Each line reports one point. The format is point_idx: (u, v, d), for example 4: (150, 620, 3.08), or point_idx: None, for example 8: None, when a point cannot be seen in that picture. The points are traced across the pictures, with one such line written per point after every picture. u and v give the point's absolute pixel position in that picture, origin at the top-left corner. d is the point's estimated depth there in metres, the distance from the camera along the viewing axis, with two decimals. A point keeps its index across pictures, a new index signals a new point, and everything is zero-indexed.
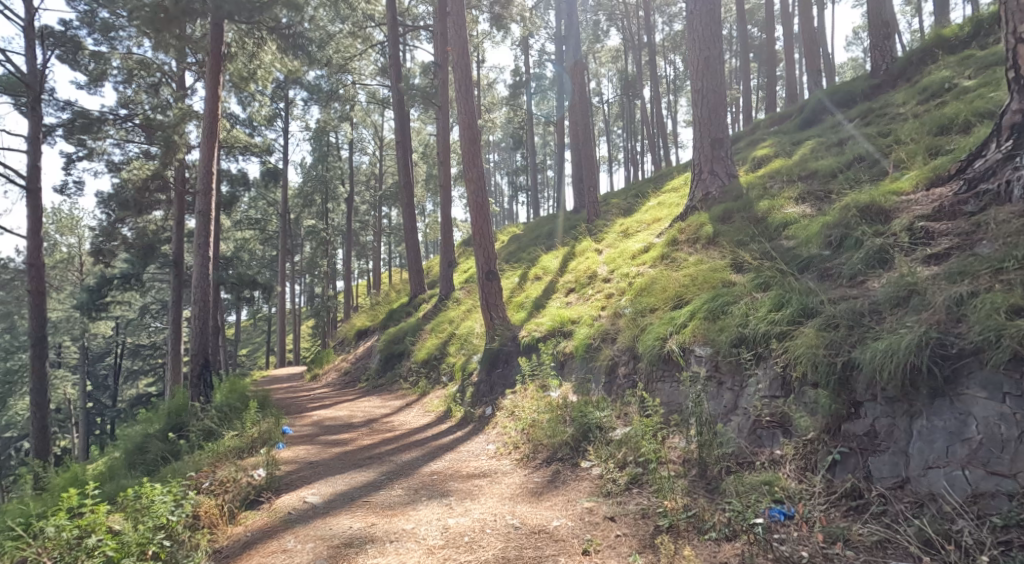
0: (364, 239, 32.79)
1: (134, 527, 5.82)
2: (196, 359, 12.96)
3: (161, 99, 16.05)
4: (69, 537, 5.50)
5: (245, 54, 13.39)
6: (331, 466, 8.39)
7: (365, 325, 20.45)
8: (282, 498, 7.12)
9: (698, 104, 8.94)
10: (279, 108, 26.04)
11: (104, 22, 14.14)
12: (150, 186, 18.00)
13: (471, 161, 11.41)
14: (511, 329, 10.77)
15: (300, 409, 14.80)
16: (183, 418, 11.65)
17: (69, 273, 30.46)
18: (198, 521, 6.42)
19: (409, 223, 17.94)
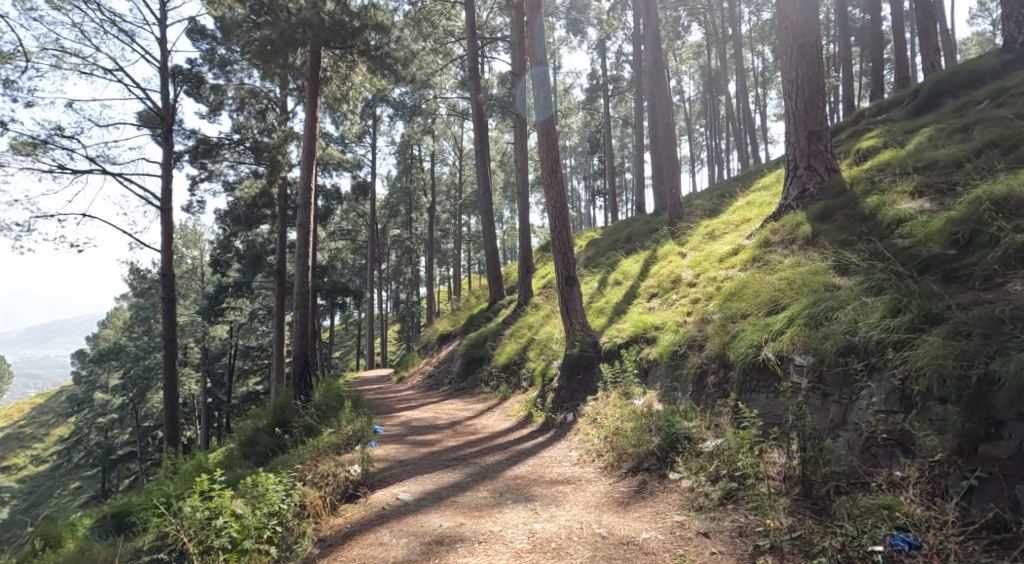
0: (445, 246, 33.32)
1: (252, 510, 6.22)
2: (297, 360, 14.09)
3: (269, 124, 17.16)
4: (201, 517, 5.97)
5: (338, 78, 14.36)
6: (419, 465, 8.48)
7: (447, 330, 20.72)
8: (377, 494, 7.25)
9: (793, 96, 8.46)
10: (367, 125, 27.00)
11: (222, 58, 15.49)
12: (258, 203, 19.25)
13: (549, 168, 11.27)
14: (591, 335, 10.55)
15: (386, 410, 15.18)
16: (287, 414, 12.27)
17: (193, 282, 32.88)
18: (305, 510, 6.65)
19: (489, 230, 18.05)
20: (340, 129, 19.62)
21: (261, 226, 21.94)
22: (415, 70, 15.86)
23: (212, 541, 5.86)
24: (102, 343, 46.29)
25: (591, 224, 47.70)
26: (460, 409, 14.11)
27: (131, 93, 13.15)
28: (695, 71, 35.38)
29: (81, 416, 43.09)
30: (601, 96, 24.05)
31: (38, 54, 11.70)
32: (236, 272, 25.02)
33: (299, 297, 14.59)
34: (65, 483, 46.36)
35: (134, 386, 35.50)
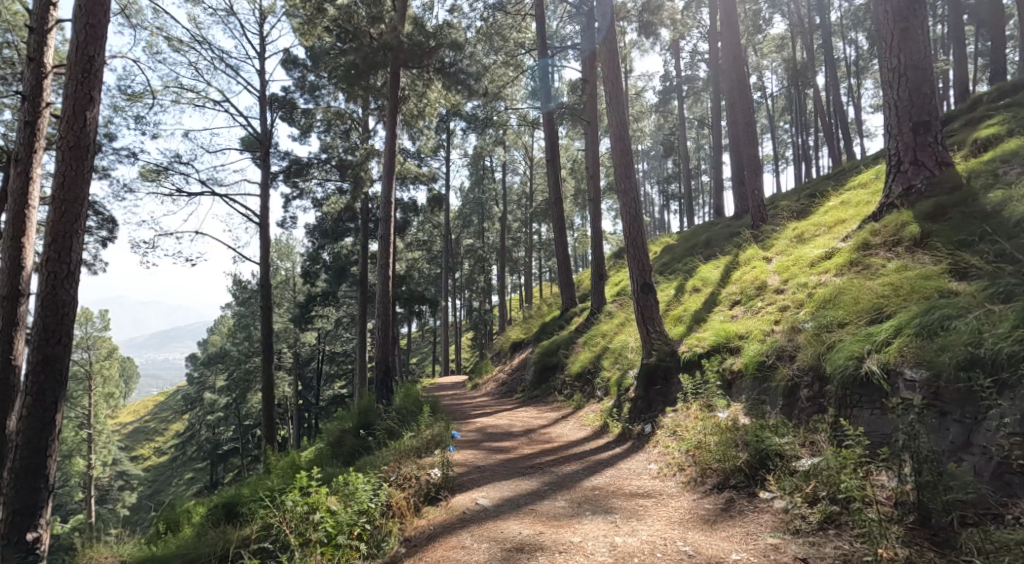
0: (516, 255, 33.29)
1: (344, 507, 6.63)
2: (379, 367, 14.63)
3: (353, 143, 18.18)
4: (301, 511, 6.55)
5: (416, 96, 15.15)
6: (496, 472, 8.40)
7: (519, 338, 20.61)
8: (457, 498, 7.26)
9: (896, 85, 7.86)
10: (441, 139, 27.47)
11: (311, 84, 17.01)
12: (342, 217, 20.21)
13: (623, 174, 11.00)
14: (670, 344, 10.13)
15: (461, 415, 15.28)
16: (370, 417, 12.72)
17: (286, 293, 34.36)
18: (390, 510, 6.94)
19: (560, 238, 17.82)
20: (417, 145, 20.16)
21: (346, 238, 22.70)
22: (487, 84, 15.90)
23: (311, 534, 6.34)
24: (209, 346, 49.18)
25: (668, 228, 46.43)
26: (534, 417, 13.99)
27: (235, 122, 14.36)
28: (778, 65, 34.00)
29: (192, 414, 46.04)
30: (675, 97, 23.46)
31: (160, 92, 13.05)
32: (323, 282, 25.93)
33: (381, 306, 15.20)
34: (177, 477, 49.57)
35: (234, 389, 37.62)
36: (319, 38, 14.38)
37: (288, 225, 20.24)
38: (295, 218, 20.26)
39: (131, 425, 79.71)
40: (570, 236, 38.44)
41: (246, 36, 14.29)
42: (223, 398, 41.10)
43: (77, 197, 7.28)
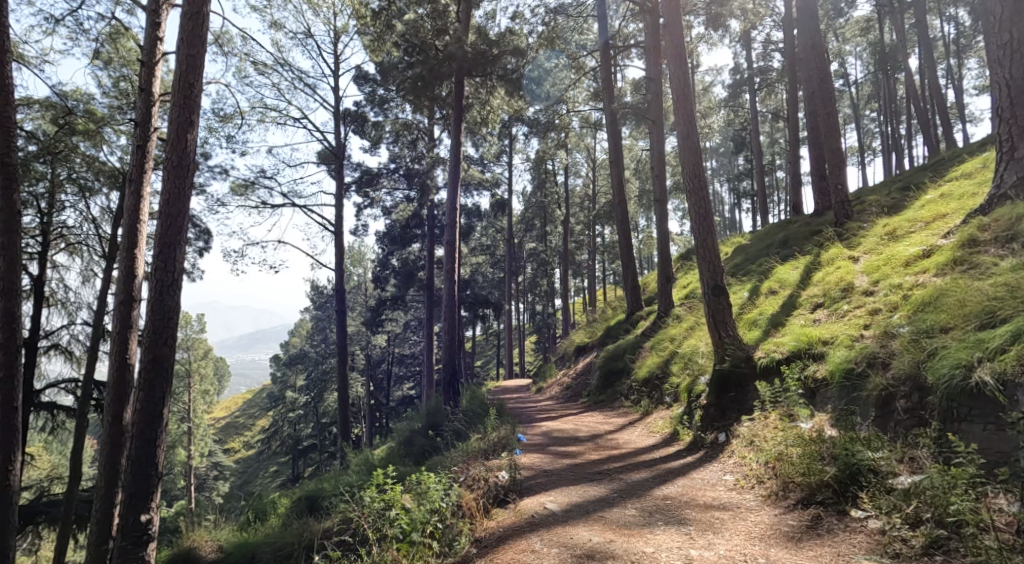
0: (580, 258, 32.83)
1: (418, 505, 6.72)
2: (446, 369, 14.84)
3: (420, 152, 18.60)
4: (377, 508, 6.77)
5: (478, 102, 15.69)
6: (564, 476, 8.42)
7: (584, 341, 20.23)
8: (526, 502, 7.41)
9: (1009, 65, 7.16)
10: (504, 144, 27.55)
11: (381, 98, 17.68)
12: (410, 223, 21.15)
13: (691, 172, 10.60)
14: (745, 349, 9.61)
15: (526, 419, 15.13)
16: (439, 419, 13.32)
17: (359, 297, 35.22)
18: (461, 510, 7.10)
19: (625, 240, 17.40)
20: (481, 151, 20.47)
21: (412, 244, 22.92)
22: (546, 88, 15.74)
23: (388, 529, 6.48)
24: (289, 347, 51.02)
25: (741, 225, 44.82)
26: (600, 423, 13.74)
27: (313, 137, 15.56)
28: (863, 49, 32.11)
29: (276, 410, 47.92)
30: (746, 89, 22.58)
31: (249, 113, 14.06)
32: (393, 286, 26.40)
33: (447, 311, 15.24)
34: (262, 472, 51.62)
35: (313, 388, 39.13)
36: (389, 53, 14.71)
37: (362, 232, 21.00)
38: (366, 226, 21.08)
39: (223, 418, 84.06)
40: (635, 237, 37.69)
41: (322, 57, 15.54)
42: (303, 396, 42.51)
43: (180, 212, 7.68)
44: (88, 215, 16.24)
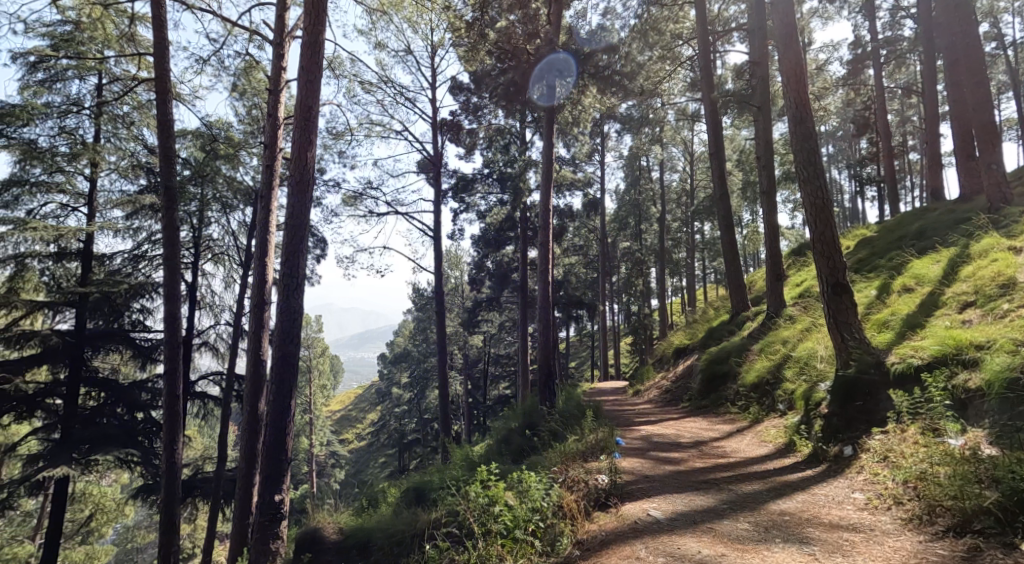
0: (679, 256, 31.39)
1: (521, 504, 7.54)
2: (540, 371, 14.70)
3: (512, 156, 18.55)
4: (482, 503, 7.65)
5: (571, 103, 14.89)
6: (668, 484, 8.20)
7: (683, 343, 19.13)
8: (627, 507, 7.55)
9: None
10: (595, 143, 26.89)
11: (475, 106, 17.72)
12: (504, 227, 21.15)
13: (806, 160, 9.63)
14: (874, 352, 8.55)
15: (624, 421, 14.59)
16: (534, 418, 13.13)
17: (456, 299, 35.74)
18: (562, 510, 7.57)
19: (728, 236, 16.38)
20: (572, 151, 20.21)
21: (506, 245, 22.67)
22: (640, 81, 15.10)
23: (492, 525, 7.37)
24: (395, 346, 52.61)
25: (861, 215, 41.35)
26: (705, 429, 13.00)
27: (414, 147, 16.86)
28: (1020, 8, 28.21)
29: (384, 406, 49.62)
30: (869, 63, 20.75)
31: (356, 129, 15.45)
32: (488, 287, 26.42)
33: (542, 310, 15.11)
34: (374, 463, 53.73)
35: (416, 385, 40.26)
36: (482, 62, 14.66)
37: (458, 237, 21.21)
38: (462, 231, 21.25)
39: (339, 412, 88.15)
40: (740, 232, 35.73)
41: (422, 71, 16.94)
42: (407, 392, 43.74)
43: (301, 222, 9.31)
44: (230, 227, 17.42)
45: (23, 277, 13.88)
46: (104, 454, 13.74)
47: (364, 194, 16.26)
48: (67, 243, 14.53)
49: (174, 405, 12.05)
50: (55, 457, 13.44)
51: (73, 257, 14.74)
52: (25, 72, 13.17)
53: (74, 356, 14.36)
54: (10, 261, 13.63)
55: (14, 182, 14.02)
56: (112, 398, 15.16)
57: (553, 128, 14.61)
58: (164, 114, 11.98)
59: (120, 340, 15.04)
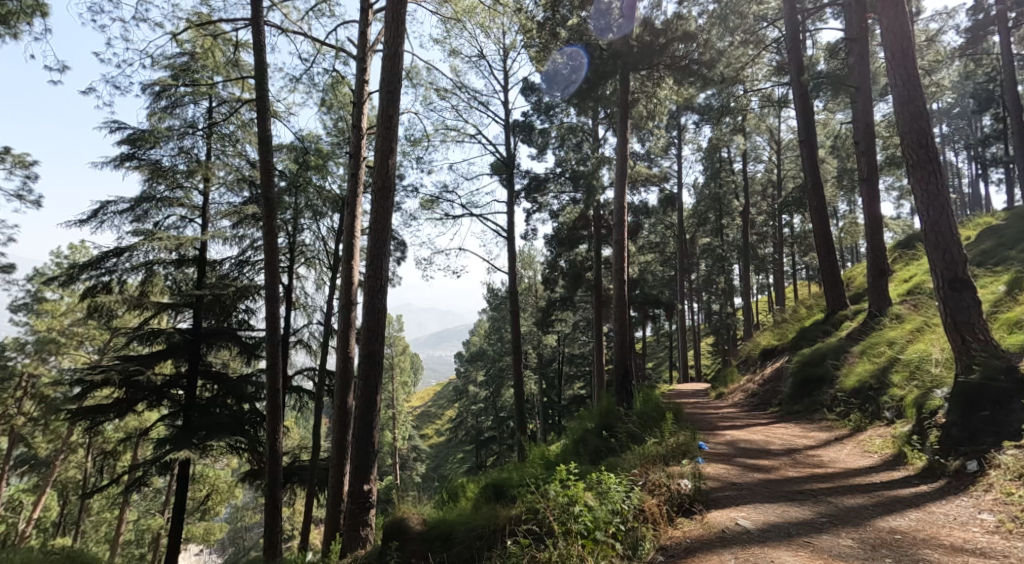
0: (765, 251, 29.70)
1: (600, 504, 7.49)
2: (616, 371, 14.13)
3: (584, 154, 18.12)
4: (562, 501, 7.54)
5: (646, 96, 14.73)
6: (757, 493, 8.12)
7: (771, 345, 17.89)
8: (713, 515, 7.65)
9: None
10: (672, 136, 25.85)
11: (547, 104, 17.34)
12: (577, 226, 20.69)
13: (916, 143, 8.60)
14: (1006, 357, 7.79)
15: (707, 425, 13.76)
16: (611, 418, 12.47)
17: (530, 299, 35.32)
18: (644, 515, 7.62)
19: (822, 229, 15.22)
20: (647, 145, 19.55)
21: (580, 244, 22.15)
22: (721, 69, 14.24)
23: (572, 524, 7.32)
24: (471, 345, 52.88)
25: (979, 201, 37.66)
26: (798, 436, 12.02)
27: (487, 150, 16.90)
28: None
29: (461, 403, 49.87)
30: (991, 29, 18.78)
31: (433, 135, 16.07)
32: (561, 287, 25.90)
33: (617, 309, 14.60)
34: (452, 459, 54.13)
35: (492, 384, 40.25)
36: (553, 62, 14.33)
37: (531, 236, 20.83)
38: (534, 231, 20.90)
39: (420, 408, 89.52)
40: (834, 223, 33.40)
41: (495, 75, 16.96)
42: (484, 390, 43.81)
43: (383, 227, 9.92)
44: (322, 232, 17.63)
45: (150, 282, 14.73)
46: (218, 439, 13.96)
47: (441, 198, 16.24)
48: (186, 249, 15.27)
49: (276, 398, 12.38)
50: (177, 442, 13.82)
51: (190, 264, 15.40)
52: (151, 101, 13.80)
53: (192, 352, 15.14)
54: (140, 267, 14.51)
55: (144, 198, 14.84)
56: (223, 391, 15.39)
57: (628, 122, 14.14)
58: (263, 126, 12.57)
59: (228, 337, 15.49)
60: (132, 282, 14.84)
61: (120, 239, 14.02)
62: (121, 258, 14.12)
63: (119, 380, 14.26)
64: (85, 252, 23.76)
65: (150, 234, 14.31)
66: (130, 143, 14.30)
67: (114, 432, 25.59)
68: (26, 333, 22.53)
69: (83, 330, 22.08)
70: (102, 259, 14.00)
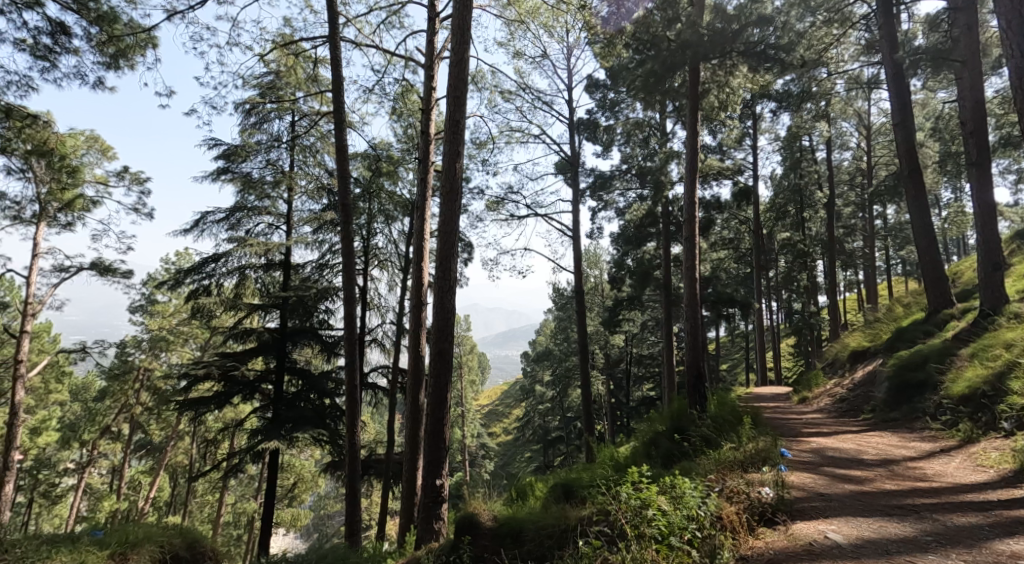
0: (853, 245, 27.72)
1: (675, 509, 7.33)
2: (688, 372, 13.22)
3: (652, 150, 17.39)
4: (635, 505, 7.45)
5: (717, 86, 13.71)
6: (849, 506, 7.99)
7: (862, 346, 16.53)
8: (798, 525, 7.49)
9: None
10: (747, 126, 24.56)
11: (611, 100, 16.66)
12: (645, 224, 19.88)
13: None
14: None
15: (790, 431, 12.72)
16: (683, 422, 11.57)
17: (596, 298, 34.49)
18: (722, 523, 7.40)
19: (921, 221, 13.94)
20: (719, 137, 18.60)
21: (648, 242, 21.37)
22: (801, 51, 13.33)
23: (645, 528, 7.19)
24: (537, 344, 52.34)
25: None
26: (895, 446, 10.92)
27: (551, 150, 16.61)
28: None
29: (528, 402, 49.32)
30: None
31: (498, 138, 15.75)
32: (629, 286, 25.13)
33: (688, 309, 13.76)
34: (521, 458, 53.79)
35: (558, 384, 39.66)
36: (619, 57, 13.75)
37: (596, 236, 20.24)
38: (600, 229, 20.24)
39: (488, 405, 89.69)
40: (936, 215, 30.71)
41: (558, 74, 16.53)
42: (551, 390, 43.16)
43: (451, 231, 9.52)
44: (394, 235, 17.58)
45: (243, 286, 15.02)
46: (303, 430, 13.99)
47: (506, 199, 15.84)
48: (272, 255, 15.39)
49: (353, 395, 12.24)
50: (268, 432, 13.90)
51: (277, 268, 15.56)
52: (242, 117, 13.96)
53: (279, 350, 15.17)
54: (235, 271, 14.85)
55: (238, 207, 15.12)
56: (307, 386, 15.36)
57: (699, 115, 13.33)
58: (339, 129, 12.48)
59: (310, 336, 15.42)
60: (228, 285, 15.20)
61: (218, 245, 14.49)
62: (218, 263, 14.54)
63: (218, 375, 14.69)
64: (189, 257, 25.11)
65: (243, 240, 14.59)
66: (225, 158, 14.66)
67: (215, 422, 26.93)
68: (142, 331, 24.11)
69: (187, 328, 23.29)
70: (202, 264, 14.47)
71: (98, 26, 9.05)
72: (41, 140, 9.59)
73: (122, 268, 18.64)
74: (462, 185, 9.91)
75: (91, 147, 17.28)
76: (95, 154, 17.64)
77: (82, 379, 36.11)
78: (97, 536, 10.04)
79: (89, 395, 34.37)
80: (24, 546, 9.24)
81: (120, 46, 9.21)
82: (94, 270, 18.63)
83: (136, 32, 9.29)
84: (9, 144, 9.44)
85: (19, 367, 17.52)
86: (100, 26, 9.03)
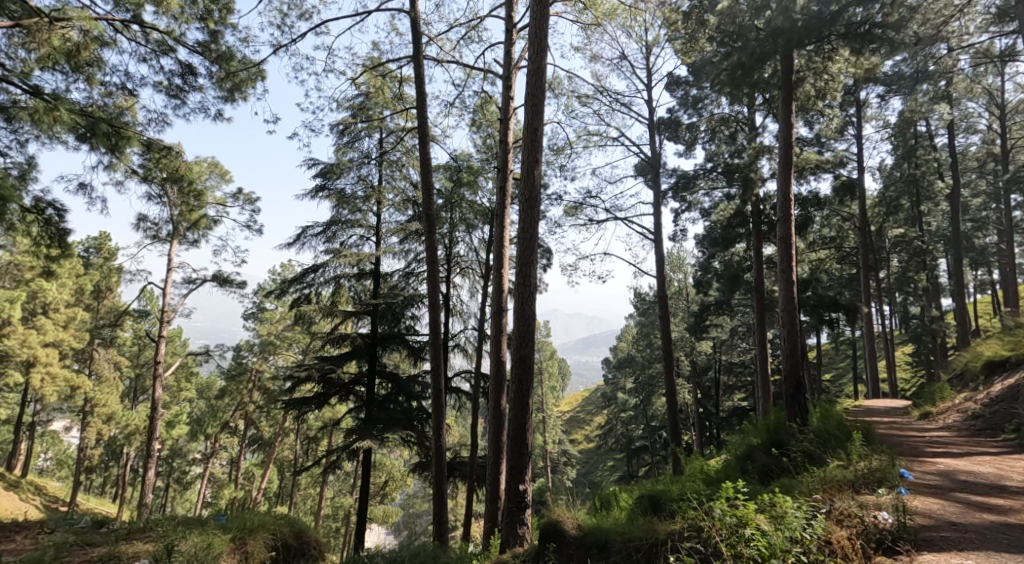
0: (981, 241, 24.81)
1: (776, 530, 6.28)
2: (789, 383, 11.80)
3: (739, 145, 16.06)
4: (731, 523, 6.44)
5: (814, 73, 12.16)
6: (988, 539, 6.59)
7: (999, 356, 14.46)
8: (926, 557, 6.24)
9: None
10: (850, 115, 22.56)
11: (693, 97, 15.45)
12: (734, 225, 18.37)
13: None
14: None
15: (911, 449, 11.12)
16: (783, 435, 10.18)
17: (682, 302, 32.91)
18: (831, 549, 6.26)
19: None
20: (817, 128, 17.01)
21: (737, 243, 20.03)
22: (912, 28, 11.21)
23: (743, 549, 6.21)
24: (619, 351, 50.73)
25: None
26: None
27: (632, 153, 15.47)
28: None
29: (611, 408, 47.87)
30: None
31: (574, 143, 14.82)
32: (719, 289, 23.78)
33: (785, 314, 12.27)
34: (605, 467, 52.18)
35: (642, 391, 38.28)
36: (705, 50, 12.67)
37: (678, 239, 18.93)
38: (683, 232, 18.92)
39: (569, 412, 88.33)
40: None
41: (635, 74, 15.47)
42: (633, 397, 41.47)
43: (531, 239, 8.71)
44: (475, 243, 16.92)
45: (338, 295, 14.79)
46: (394, 431, 13.44)
47: (585, 204, 14.85)
48: (364, 264, 15.14)
49: (439, 400, 11.57)
50: (361, 431, 13.53)
51: (368, 276, 15.28)
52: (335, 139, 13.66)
53: (371, 354, 14.83)
54: (332, 280, 14.65)
55: (334, 220, 14.94)
56: (396, 388, 14.86)
57: (792, 106, 12.02)
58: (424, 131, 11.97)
59: (399, 341, 14.96)
60: (325, 293, 15.01)
61: (316, 256, 14.43)
62: (318, 273, 14.42)
63: (318, 378, 14.47)
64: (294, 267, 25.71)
65: (338, 250, 14.41)
66: (323, 175, 14.50)
67: (315, 421, 27.68)
68: (253, 336, 24.89)
69: (292, 333, 23.80)
70: (303, 275, 14.47)
71: (217, 65, 8.80)
72: (174, 168, 8.96)
73: (239, 279, 18.99)
74: (542, 191, 9.10)
75: (213, 172, 17.75)
76: (216, 178, 18.07)
77: (205, 378, 38.33)
78: (222, 519, 9.82)
79: (211, 394, 36.63)
80: (165, 525, 9.63)
81: (235, 80, 8.94)
82: (215, 281, 19.12)
83: (249, 67, 9.04)
84: (148, 174, 9.02)
85: (157, 368, 17.96)
86: (217, 64, 8.79)
